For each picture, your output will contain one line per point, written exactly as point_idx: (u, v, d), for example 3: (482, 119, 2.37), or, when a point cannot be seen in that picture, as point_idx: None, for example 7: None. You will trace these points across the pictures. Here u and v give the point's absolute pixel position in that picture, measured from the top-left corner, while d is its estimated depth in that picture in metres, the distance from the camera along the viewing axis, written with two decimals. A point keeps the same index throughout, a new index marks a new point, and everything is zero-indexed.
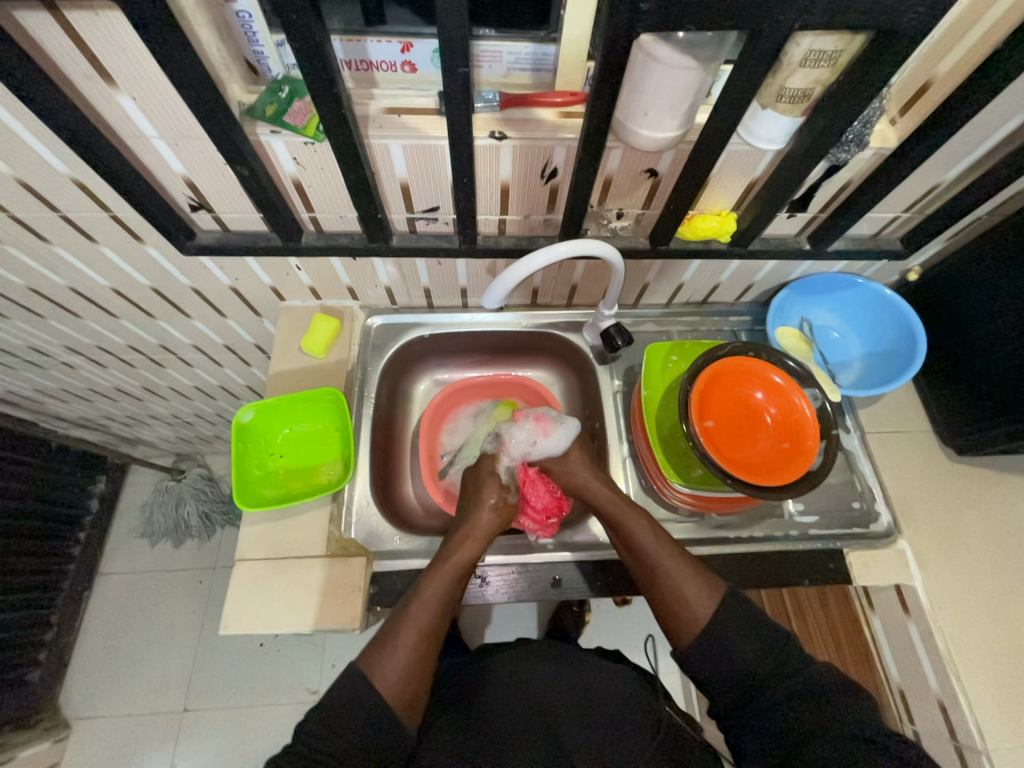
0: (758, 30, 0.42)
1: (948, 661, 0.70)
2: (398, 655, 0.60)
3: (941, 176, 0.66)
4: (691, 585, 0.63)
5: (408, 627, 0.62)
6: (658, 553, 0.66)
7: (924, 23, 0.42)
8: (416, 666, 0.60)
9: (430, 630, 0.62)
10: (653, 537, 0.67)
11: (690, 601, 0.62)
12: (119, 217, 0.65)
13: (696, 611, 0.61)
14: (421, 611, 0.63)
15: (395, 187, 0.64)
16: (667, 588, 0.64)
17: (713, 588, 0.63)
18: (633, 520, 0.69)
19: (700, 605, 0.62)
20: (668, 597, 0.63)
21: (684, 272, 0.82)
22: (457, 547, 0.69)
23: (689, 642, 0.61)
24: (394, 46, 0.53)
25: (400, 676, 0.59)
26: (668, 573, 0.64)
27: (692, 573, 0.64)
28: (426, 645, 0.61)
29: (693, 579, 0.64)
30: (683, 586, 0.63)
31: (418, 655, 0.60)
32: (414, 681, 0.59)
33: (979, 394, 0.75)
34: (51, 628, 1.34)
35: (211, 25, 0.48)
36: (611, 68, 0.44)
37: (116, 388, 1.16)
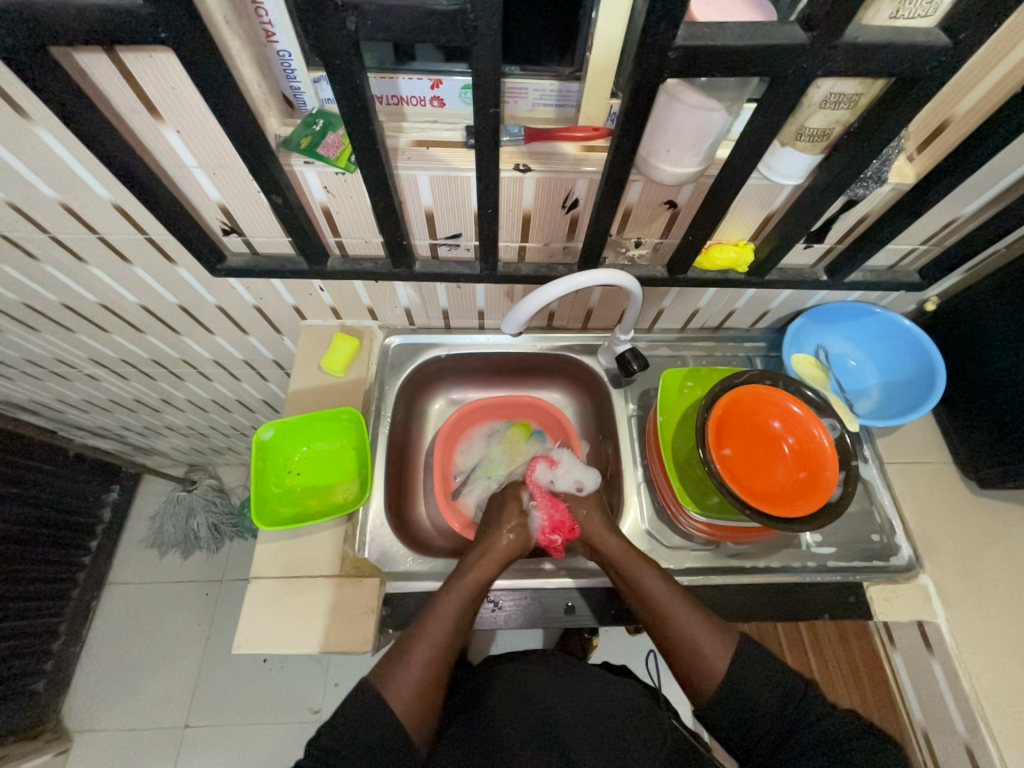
0: (781, 75, 0.43)
1: (975, 703, 0.67)
2: (411, 670, 0.59)
3: (960, 211, 0.66)
4: (705, 637, 0.62)
5: (422, 643, 0.61)
6: (669, 606, 0.65)
7: (945, 69, 0.43)
8: (427, 683, 0.59)
9: (445, 648, 0.62)
10: (663, 587, 0.66)
11: (706, 653, 0.61)
12: (154, 240, 0.68)
13: (713, 665, 0.60)
14: (435, 628, 0.63)
15: (420, 215, 0.66)
16: (681, 641, 0.63)
17: (727, 638, 0.62)
18: (645, 573, 0.67)
19: (717, 657, 0.60)
20: (683, 651, 0.62)
21: (700, 298, 0.83)
22: (475, 566, 0.69)
23: (710, 696, 0.60)
24: (425, 83, 0.55)
25: (414, 692, 0.58)
26: (681, 627, 0.63)
27: (706, 626, 0.63)
28: (439, 664, 0.61)
29: (708, 632, 0.62)
30: (698, 638, 0.62)
31: (433, 671, 0.60)
32: (428, 697, 0.59)
33: (1002, 428, 0.74)
34: (58, 637, 1.35)
35: (254, 63, 0.51)
36: (637, 109, 0.45)
37: (136, 399, 1.19)
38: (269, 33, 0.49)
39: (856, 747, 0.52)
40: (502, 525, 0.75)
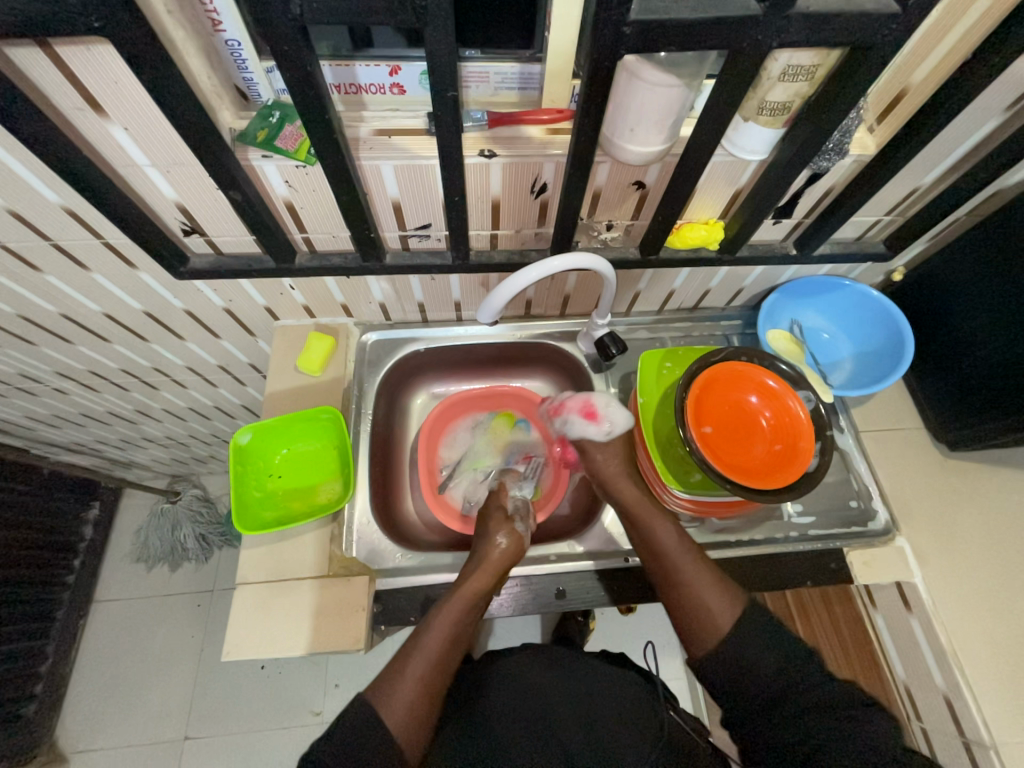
0: (738, 48, 0.43)
1: (952, 656, 0.70)
2: (406, 690, 0.58)
3: (920, 180, 0.68)
4: (712, 591, 0.63)
5: (417, 657, 0.61)
6: (680, 556, 0.66)
7: (896, 38, 0.43)
8: (425, 699, 0.58)
9: (440, 663, 0.61)
10: (677, 541, 0.67)
11: (712, 610, 0.62)
12: (111, 244, 0.66)
13: (717, 618, 0.61)
14: (430, 644, 0.62)
15: (387, 207, 0.65)
16: (688, 600, 0.63)
17: (735, 597, 0.63)
18: (661, 525, 0.69)
19: (723, 614, 0.61)
20: (688, 603, 0.63)
21: (675, 279, 0.84)
22: (467, 577, 0.69)
23: (708, 651, 0.60)
24: (383, 70, 0.53)
25: (408, 708, 0.57)
26: (689, 577, 0.64)
27: (713, 581, 0.64)
28: (436, 678, 0.60)
29: (714, 585, 0.63)
30: (704, 588, 0.63)
31: (425, 687, 0.59)
32: (423, 716, 0.58)
33: (969, 391, 0.76)
34: (46, 659, 1.32)
35: (201, 54, 0.49)
36: (598, 88, 0.45)
37: (108, 411, 1.15)
38: (215, 22, 0.47)
39: (838, 705, 0.54)
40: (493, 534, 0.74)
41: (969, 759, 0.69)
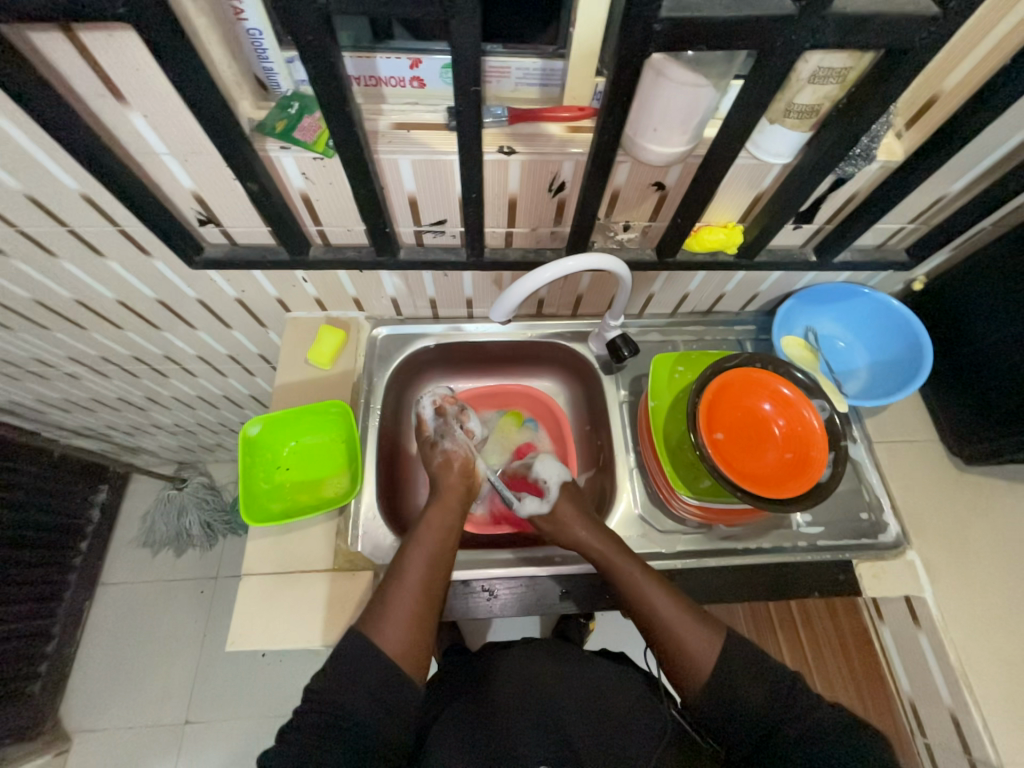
0: (769, 48, 0.42)
1: (961, 674, 0.69)
2: (395, 614, 0.60)
3: (947, 188, 0.66)
4: (691, 632, 0.62)
5: (399, 587, 0.63)
6: (654, 599, 0.65)
7: (935, 41, 0.42)
8: (414, 618, 0.61)
9: (422, 588, 0.63)
10: (648, 583, 0.66)
11: (694, 655, 0.61)
12: (127, 231, 0.66)
13: (700, 663, 0.60)
14: (409, 574, 0.64)
15: (403, 201, 0.65)
16: (668, 646, 0.62)
17: (714, 635, 0.62)
18: (630, 568, 0.68)
19: (705, 656, 0.60)
20: (670, 650, 0.62)
21: (690, 282, 0.83)
22: (431, 513, 0.72)
23: (697, 696, 0.59)
24: (404, 63, 0.53)
25: (400, 631, 0.59)
26: (666, 622, 0.63)
27: (690, 618, 0.63)
28: (422, 602, 0.62)
29: (695, 625, 0.63)
30: (685, 627, 0.62)
31: (414, 609, 0.61)
32: (415, 634, 0.60)
33: (989, 403, 0.75)
34: (52, 638, 1.33)
35: (223, 43, 0.49)
36: (623, 86, 0.44)
37: (119, 397, 1.16)
38: (237, 11, 0.47)
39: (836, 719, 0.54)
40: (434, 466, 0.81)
41: None
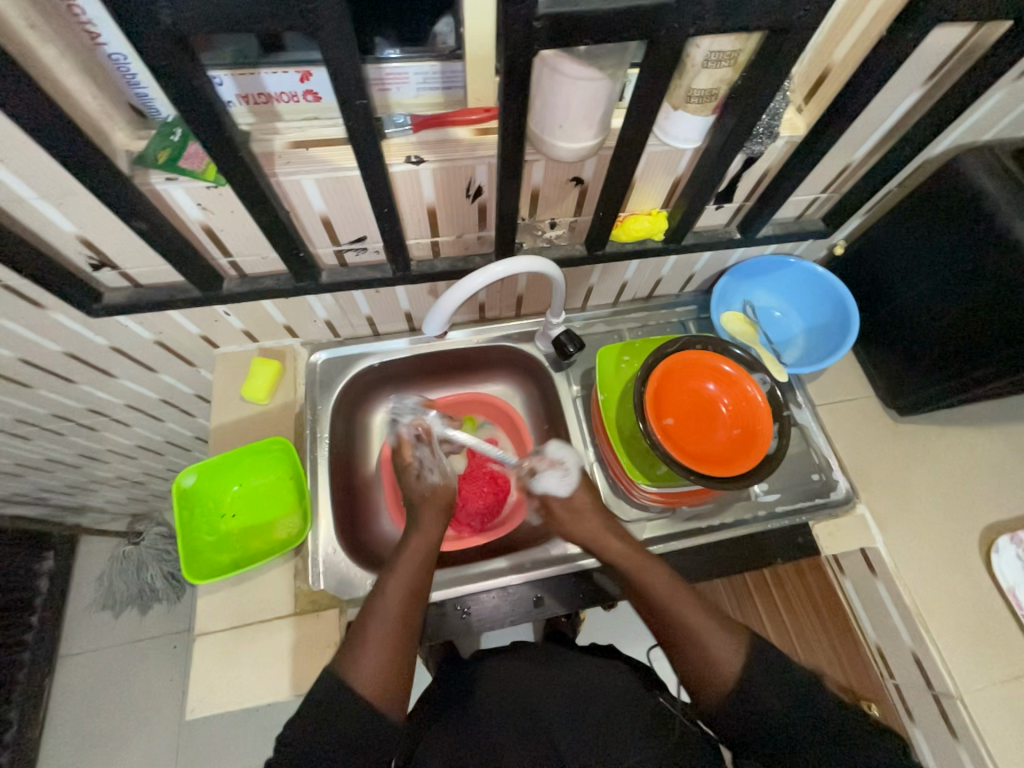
0: (655, 36, 0.41)
1: (915, 612, 0.73)
2: (370, 650, 0.57)
3: (851, 156, 0.68)
4: (714, 637, 0.60)
5: (376, 620, 0.59)
6: (681, 606, 0.62)
7: (813, 18, 0.43)
8: (392, 652, 0.57)
9: (401, 619, 0.60)
10: (670, 590, 0.64)
11: (715, 659, 0.58)
12: (11, 286, 0.60)
13: (723, 670, 0.58)
14: (386, 605, 0.61)
15: (316, 222, 0.61)
16: (690, 647, 0.60)
17: (741, 643, 0.59)
18: (652, 573, 0.66)
19: (727, 663, 0.58)
20: (692, 653, 0.60)
21: (626, 271, 0.83)
22: (410, 537, 0.69)
23: (717, 702, 0.57)
24: (292, 77, 0.49)
25: (376, 667, 0.55)
26: (691, 626, 0.61)
27: (716, 627, 0.61)
28: (401, 633, 0.59)
29: (718, 630, 0.60)
30: (710, 630, 0.60)
31: (393, 643, 0.58)
32: (395, 670, 0.56)
33: (914, 356, 0.79)
34: (10, 725, 1.23)
35: (79, 72, 0.44)
36: (516, 87, 0.43)
37: (46, 459, 1.07)
38: (93, 35, 0.42)
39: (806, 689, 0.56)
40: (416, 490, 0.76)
41: (939, 712, 0.71)
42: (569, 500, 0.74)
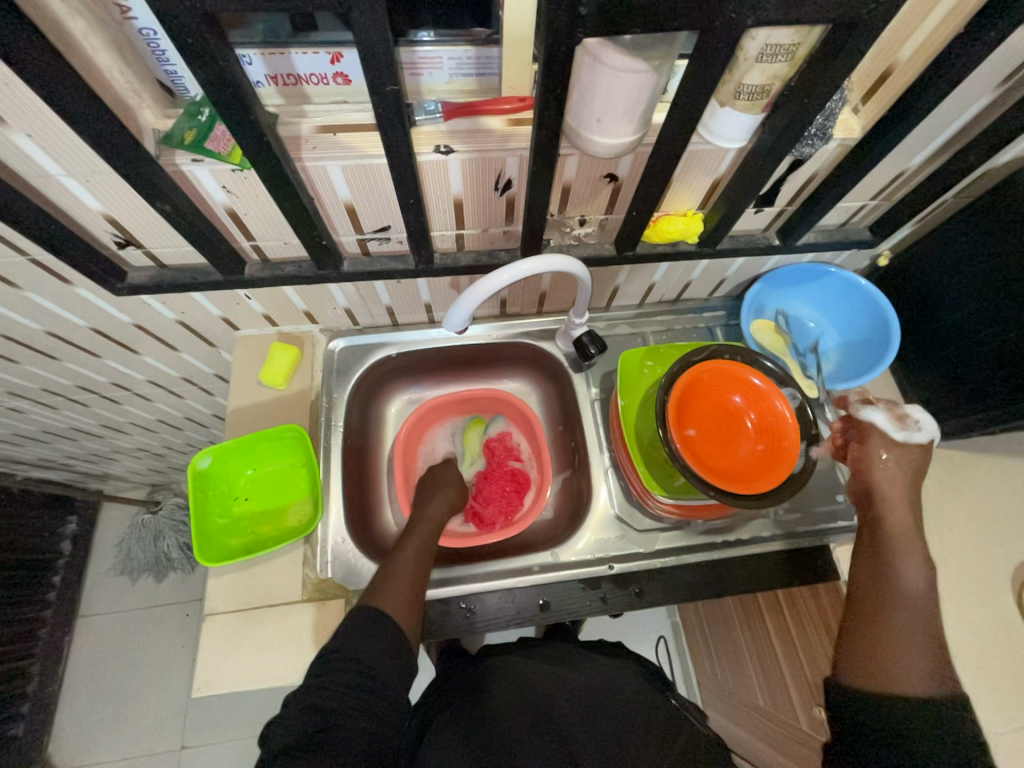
0: (709, 27, 0.38)
1: (952, 658, 0.68)
2: (398, 580, 0.62)
3: (907, 162, 0.64)
4: (921, 653, 0.50)
5: (400, 560, 0.65)
6: (921, 604, 0.54)
7: (884, 12, 0.39)
8: (413, 587, 0.63)
9: (422, 562, 0.66)
10: (926, 584, 0.55)
11: (905, 668, 0.50)
12: (39, 260, 0.60)
13: (909, 680, 0.49)
14: (409, 549, 0.67)
15: (340, 210, 0.60)
16: (885, 632, 0.52)
17: (945, 679, 0.49)
18: (913, 560, 0.56)
19: (918, 682, 0.49)
20: (884, 638, 0.52)
21: (654, 273, 0.80)
22: (428, 501, 0.76)
23: (854, 683, 0.51)
24: (323, 58, 0.48)
25: (404, 594, 0.61)
26: (898, 621, 0.53)
27: (931, 646, 0.51)
28: (420, 574, 0.64)
29: (930, 656, 0.50)
30: (908, 644, 0.51)
31: (416, 580, 0.64)
32: (414, 601, 0.62)
33: (956, 379, 0.75)
34: (32, 679, 1.29)
35: (109, 46, 0.43)
36: (556, 77, 0.40)
37: (71, 428, 1.09)
38: (123, 9, 0.41)
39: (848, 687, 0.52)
40: (439, 479, 0.82)
41: None
42: (893, 463, 0.61)
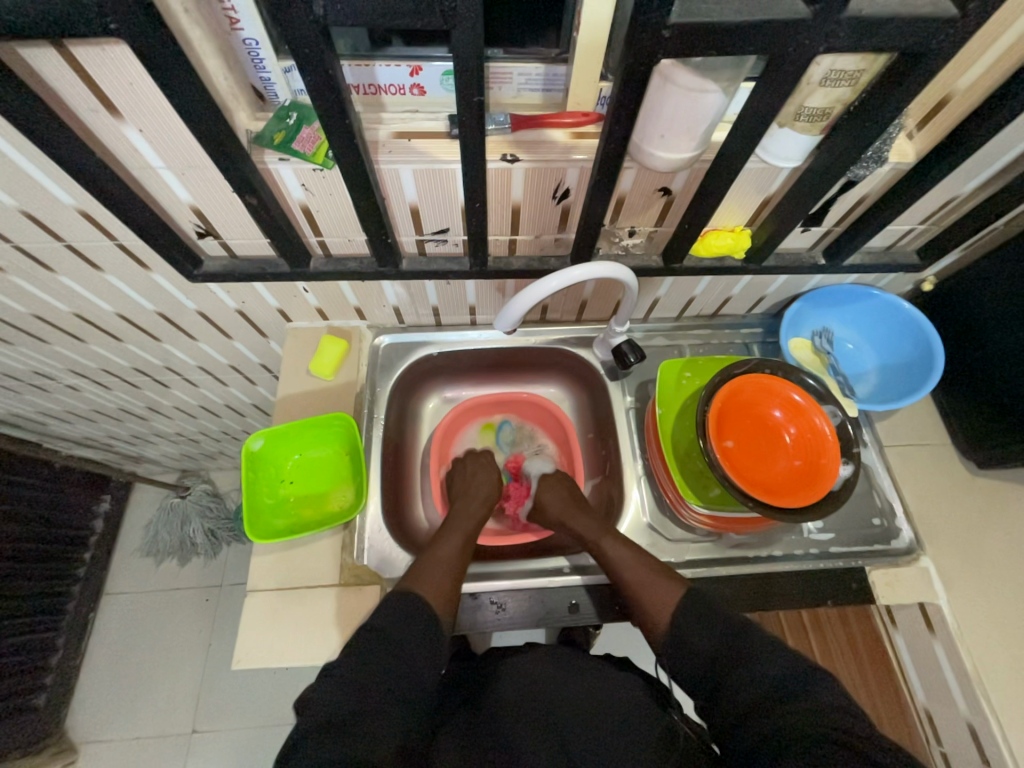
0: (781, 53, 0.41)
1: (987, 692, 0.67)
2: (433, 572, 0.65)
3: (959, 189, 0.65)
4: (653, 584, 0.65)
5: (437, 556, 0.68)
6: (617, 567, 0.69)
7: (952, 44, 0.41)
8: (449, 583, 0.65)
9: (457, 561, 0.68)
10: (615, 549, 0.70)
11: (656, 602, 0.63)
12: (124, 245, 0.65)
13: (658, 608, 0.63)
14: (446, 549, 0.69)
15: (404, 211, 0.63)
16: (632, 593, 0.66)
17: (672, 584, 0.64)
18: (607, 544, 0.71)
19: (662, 602, 0.63)
20: (634, 598, 0.66)
21: (695, 287, 0.82)
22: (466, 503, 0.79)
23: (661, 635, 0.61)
24: (404, 70, 0.51)
25: (440, 587, 0.63)
26: (629, 578, 0.67)
27: (651, 575, 0.66)
28: (455, 570, 0.67)
29: (659, 578, 0.65)
30: (645, 583, 0.65)
31: (453, 576, 0.66)
32: (449, 593, 0.64)
33: (1001, 408, 0.74)
34: (57, 650, 1.32)
35: (218, 54, 0.47)
36: (630, 94, 0.43)
37: (120, 408, 1.15)
38: (233, 20, 0.45)
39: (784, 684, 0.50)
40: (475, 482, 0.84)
41: None
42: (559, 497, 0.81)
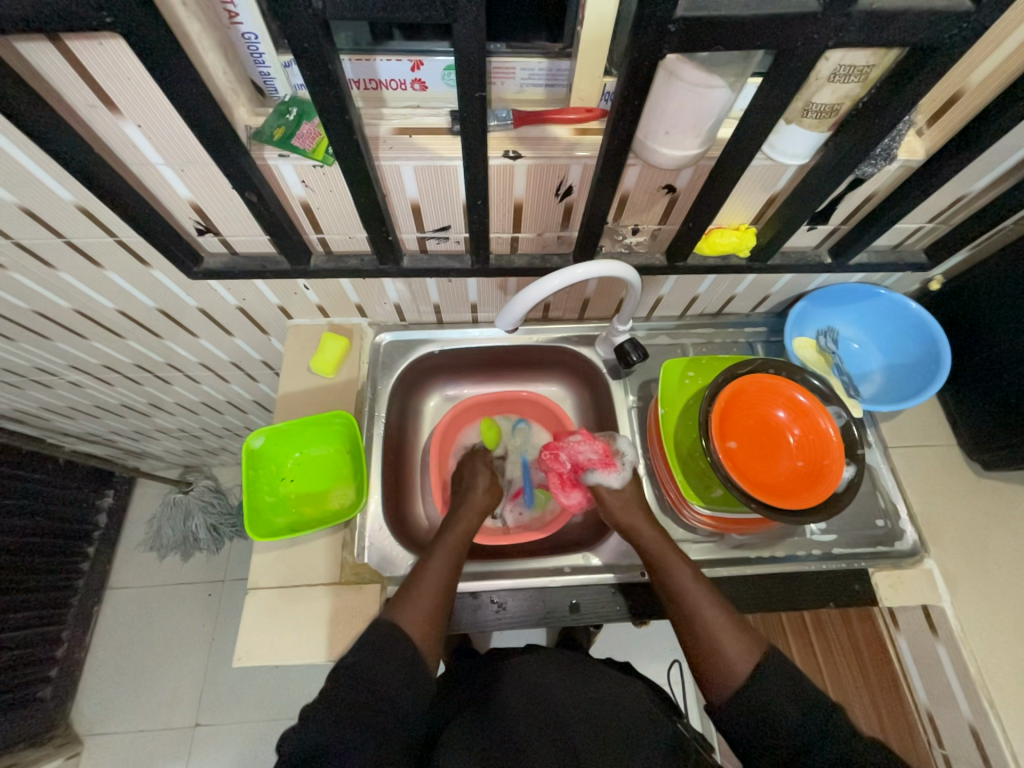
0: (790, 47, 0.40)
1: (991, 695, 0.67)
2: (420, 600, 0.61)
3: (969, 187, 0.64)
4: (728, 636, 0.60)
5: (424, 580, 0.64)
6: (691, 602, 0.63)
7: (964, 40, 0.40)
8: (437, 610, 0.62)
9: (444, 586, 0.64)
10: (690, 583, 0.64)
11: (727, 657, 0.58)
12: (124, 241, 0.64)
13: (732, 665, 0.58)
14: (433, 572, 0.65)
15: (405, 208, 0.63)
16: (702, 639, 0.60)
17: (753, 644, 0.59)
18: (680, 572, 0.66)
19: (738, 661, 0.58)
20: (702, 645, 0.60)
21: (700, 285, 0.81)
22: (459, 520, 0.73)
23: (723, 699, 0.57)
24: (405, 65, 0.51)
25: (425, 615, 0.60)
26: (703, 621, 0.61)
27: (727, 627, 0.60)
28: (441, 597, 0.63)
29: (732, 632, 0.60)
30: (721, 632, 0.60)
31: (437, 603, 0.62)
32: (434, 625, 0.60)
33: (1009, 409, 0.73)
34: (61, 644, 1.33)
35: (217, 48, 0.47)
36: (635, 90, 0.42)
37: (122, 404, 1.15)
38: (232, 14, 0.45)
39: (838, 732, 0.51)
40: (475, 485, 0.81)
41: None
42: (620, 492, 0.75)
